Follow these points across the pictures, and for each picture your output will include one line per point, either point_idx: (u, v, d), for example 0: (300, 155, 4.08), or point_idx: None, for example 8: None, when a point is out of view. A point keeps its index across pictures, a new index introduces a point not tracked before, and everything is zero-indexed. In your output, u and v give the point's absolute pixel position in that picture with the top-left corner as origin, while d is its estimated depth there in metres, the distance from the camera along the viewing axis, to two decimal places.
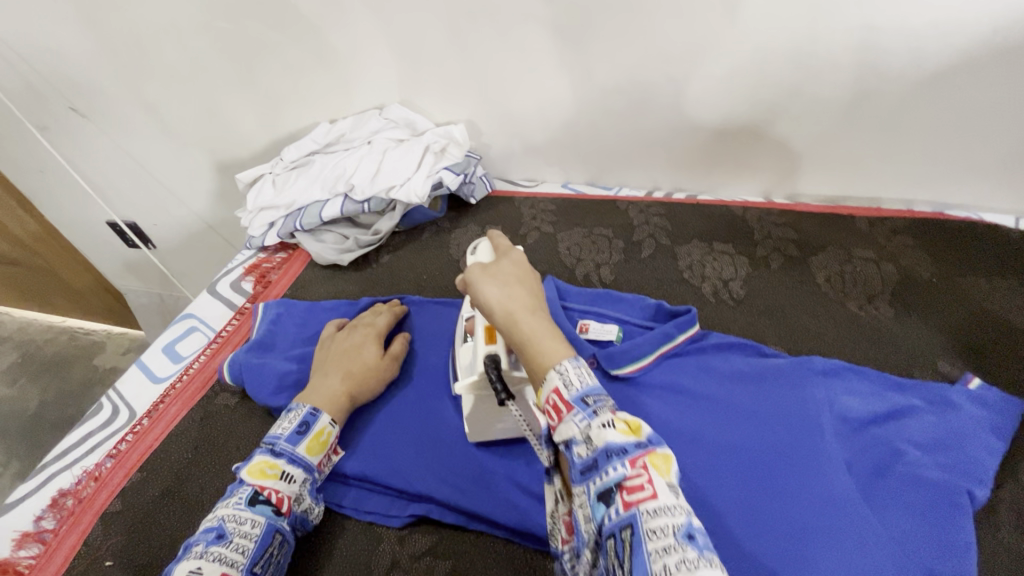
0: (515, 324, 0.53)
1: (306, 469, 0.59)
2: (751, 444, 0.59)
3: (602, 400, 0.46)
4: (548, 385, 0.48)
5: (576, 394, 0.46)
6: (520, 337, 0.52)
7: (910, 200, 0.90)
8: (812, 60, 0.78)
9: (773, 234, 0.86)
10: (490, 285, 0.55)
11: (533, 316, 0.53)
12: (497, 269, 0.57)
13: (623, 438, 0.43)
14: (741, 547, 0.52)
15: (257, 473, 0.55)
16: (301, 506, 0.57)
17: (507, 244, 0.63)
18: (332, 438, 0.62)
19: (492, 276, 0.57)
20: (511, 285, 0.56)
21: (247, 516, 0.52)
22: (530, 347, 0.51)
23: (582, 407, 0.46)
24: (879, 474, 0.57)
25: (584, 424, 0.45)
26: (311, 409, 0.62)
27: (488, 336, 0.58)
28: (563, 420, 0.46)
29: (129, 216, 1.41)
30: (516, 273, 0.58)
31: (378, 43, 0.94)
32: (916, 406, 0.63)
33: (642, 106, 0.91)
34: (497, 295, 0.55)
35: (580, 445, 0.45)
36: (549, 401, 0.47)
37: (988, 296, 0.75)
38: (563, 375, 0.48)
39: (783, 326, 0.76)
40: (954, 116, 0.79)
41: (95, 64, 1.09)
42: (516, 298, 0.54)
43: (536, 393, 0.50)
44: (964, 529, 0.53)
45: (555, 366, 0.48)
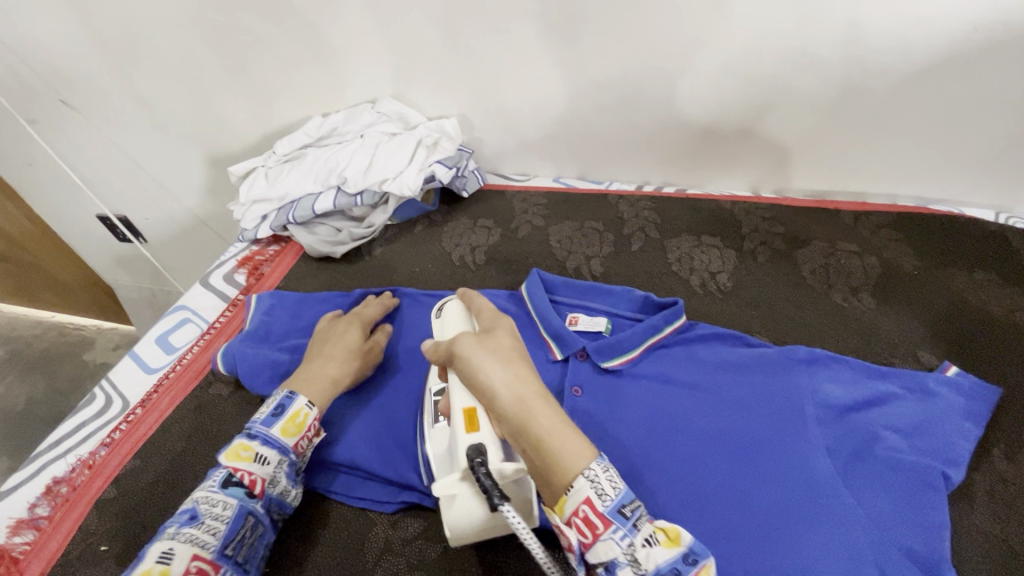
0: (527, 414, 0.48)
1: (282, 451, 0.58)
2: (735, 431, 0.60)
3: (638, 510, 0.44)
4: (575, 496, 0.44)
5: (614, 506, 0.43)
6: (536, 433, 0.47)
7: (893, 194, 0.92)
8: (798, 56, 0.80)
9: (760, 227, 0.87)
10: (494, 365, 0.51)
11: (548, 404, 0.48)
12: (498, 345, 0.54)
13: (668, 553, 0.43)
14: (723, 531, 0.54)
15: (232, 456, 0.56)
16: (276, 487, 0.57)
17: (490, 312, 0.62)
18: (309, 419, 0.61)
19: (493, 353, 0.53)
20: (515, 364, 0.52)
21: (219, 498, 0.53)
22: (548, 445, 0.46)
23: (621, 522, 0.43)
24: (857, 459, 0.58)
25: (627, 543, 0.43)
26: (287, 393, 0.62)
27: (468, 423, 0.54)
28: (601, 540, 0.43)
29: (120, 210, 1.41)
30: (516, 348, 0.54)
31: (371, 37, 0.94)
32: (896, 393, 0.64)
33: (632, 101, 0.92)
34: (502, 377, 0.50)
35: (626, 567, 0.43)
36: (580, 514, 0.43)
37: (966, 287, 0.77)
38: (594, 483, 0.44)
39: (769, 317, 0.77)
40: (935, 112, 0.81)
41: (85, 56, 1.09)
42: (523, 380, 0.50)
43: (551, 500, 0.46)
44: (936, 511, 0.55)
45: (583, 472, 0.44)
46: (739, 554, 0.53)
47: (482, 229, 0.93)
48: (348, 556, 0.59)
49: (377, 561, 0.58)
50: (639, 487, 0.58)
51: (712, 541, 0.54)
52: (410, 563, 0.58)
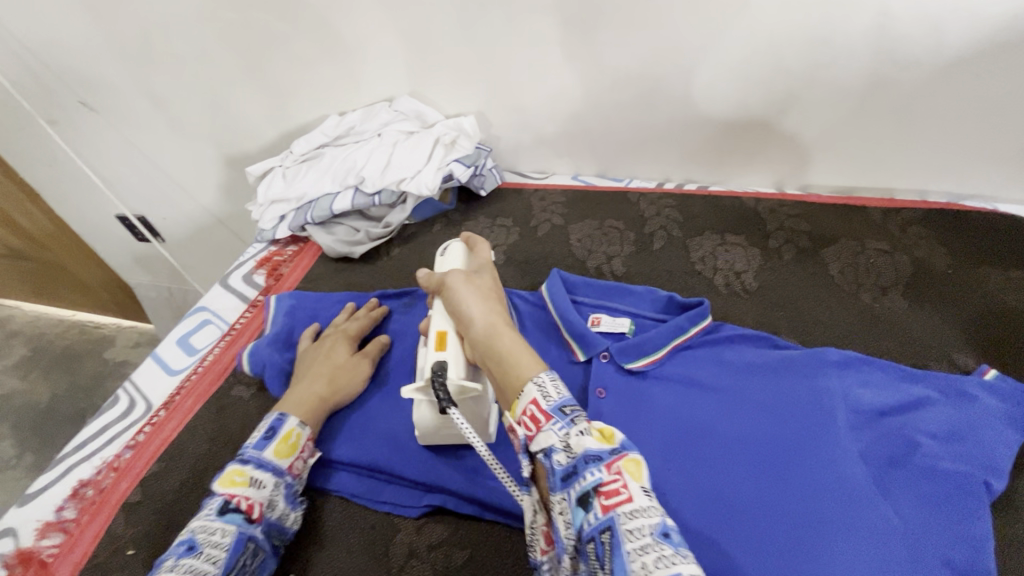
0: (499, 339, 0.56)
1: (277, 473, 0.59)
2: (763, 436, 0.59)
3: (577, 411, 0.48)
4: (525, 398, 0.50)
5: (555, 404, 0.48)
6: (500, 350, 0.55)
7: (923, 190, 0.89)
8: (826, 48, 0.78)
9: (786, 225, 0.85)
10: (474, 299, 0.61)
11: (513, 334, 0.57)
12: (481, 286, 0.64)
13: (598, 444, 0.45)
14: (753, 539, 0.53)
15: (226, 482, 0.56)
16: (273, 511, 0.57)
17: (480, 260, 0.70)
18: (302, 440, 0.62)
19: (475, 290, 0.63)
20: (492, 302, 0.61)
21: (216, 526, 0.52)
22: (511, 359, 0.54)
23: (560, 417, 0.48)
24: (891, 466, 0.57)
25: (563, 433, 0.47)
26: (278, 415, 0.63)
27: (439, 342, 0.60)
28: (540, 430, 0.48)
29: (139, 210, 1.42)
30: (493, 291, 0.65)
31: (387, 35, 0.93)
32: (931, 398, 0.62)
33: (653, 97, 0.90)
34: (482, 310, 0.59)
35: (559, 453, 0.46)
36: (527, 411, 0.49)
37: (1003, 287, 0.74)
38: (541, 387, 0.50)
39: (795, 317, 0.76)
40: (969, 104, 0.78)
41: (104, 57, 1.09)
42: (498, 314, 0.59)
43: (510, 406, 0.52)
44: (976, 520, 0.53)
45: (533, 378, 0.51)
46: (771, 563, 0.51)
47: (500, 228, 0.92)
48: (373, 560, 0.58)
49: (403, 566, 0.58)
50: (666, 492, 0.57)
51: (744, 549, 0.53)
52: (436, 568, 0.57)
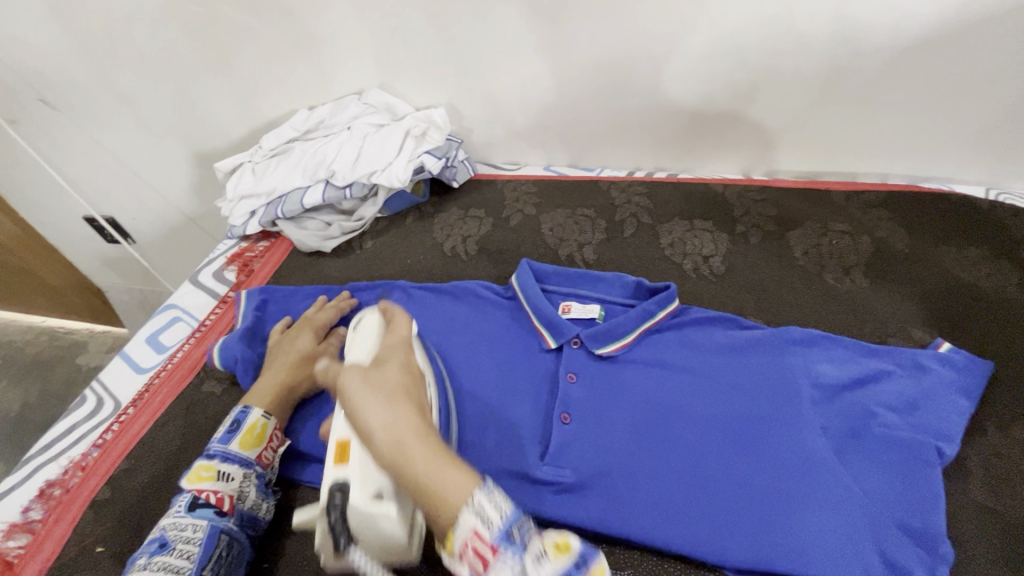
0: (405, 461, 0.43)
1: (245, 464, 0.59)
2: (730, 413, 0.61)
3: (525, 527, 0.41)
4: (462, 531, 0.40)
5: (500, 532, 0.40)
6: (414, 473, 0.43)
7: (885, 173, 0.92)
8: (786, 36, 0.79)
9: (752, 210, 0.87)
10: (370, 401, 0.46)
11: (428, 449, 0.44)
12: (382, 379, 0.49)
13: (559, 564, 0.39)
14: (723, 513, 0.55)
15: (193, 479, 0.56)
16: (246, 501, 0.58)
17: (393, 336, 0.57)
18: (268, 430, 0.62)
19: (371, 386, 0.48)
20: (397, 399, 0.47)
21: (187, 522, 0.53)
22: (428, 488, 0.42)
23: (509, 546, 0.40)
24: (852, 437, 0.59)
25: (517, 567, 0.39)
26: (242, 408, 0.63)
27: (338, 455, 0.51)
28: (489, 569, 0.39)
29: (107, 211, 1.39)
30: (403, 382, 0.50)
31: (355, 27, 0.93)
32: (889, 370, 0.64)
33: (622, 87, 0.91)
34: (379, 418, 0.45)
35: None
36: (469, 545, 0.40)
37: (957, 264, 0.77)
38: (479, 512, 0.40)
39: (762, 298, 0.77)
40: (924, 88, 0.81)
41: (64, 53, 1.07)
42: (404, 420, 0.45)
43: (443, 543, 0.42)
44: (932, 485, 0.55)
45: (467, 504, 0.41)
46: (739, 536, 0.54)
47: (473, 219, 0.93)
48: None
49: None
50: (637, 474, 0.58)
51: (712, 523, 0.55)
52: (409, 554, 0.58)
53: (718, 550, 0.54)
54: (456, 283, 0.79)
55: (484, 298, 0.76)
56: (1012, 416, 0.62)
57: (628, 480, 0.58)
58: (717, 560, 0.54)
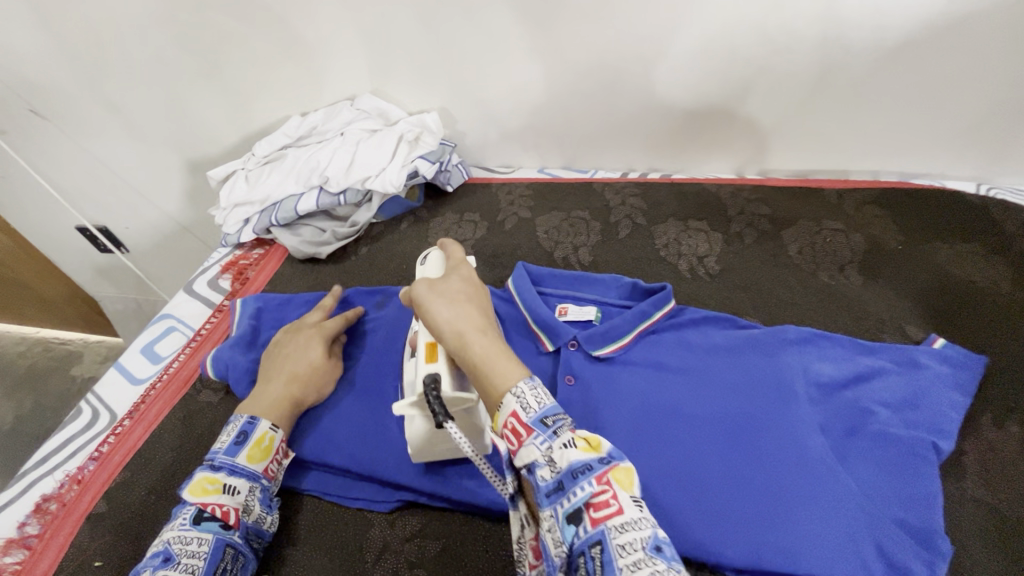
0: (465, 346, 0.52)
1: (251, 477, 0.58)
2: (727, 412, 0.61)
3: (561, 421, 0.45)
4: (504, 410, 0.47)
5: (536, 416, 0.45)
6: (473, 359, 0.51)
7: (877, 171, 0.92)
8: (777, 36, 0.80)
9: (746, 210, 0.87)
10: (440, 305, 0.54)
11: (486, 338, 0.52)
12: (448, 288, 0.57)
13: (585, 455, 0.43)
14: (721, 511, 0.55)
15: (198, 491, 0.55)
16: (251, 515, 0.57)
17: (458, 259, 0.64)
18: (275, 442, 0.61)
19: (440, 294, 0.56)
20: (461, 304, 0.55)
21: (192, 536, 0.52)
22: (482, 367, 0.50)
23: (541, 430, 0.45)
24: (848, 435, 0.59)
25: (545, 447, 0.44)
26: (248, 419, 0.62)
27: (429, 353, 0.56)
28: (523, 446, 0.45)
29: (100, 220, 1.38)
30: (465, 291, 0.57)
31: (347, 33, 0.92)
32: (884, 367, 0.64)
33: (614, 89, 0.91)
34: (446, 315, 0.54)
35: (543, 468, 0.44)
36: (507, 424, 0.46)
37: (950, 260, 0.78)
38: (519, 398, 0.46)
39: (757, 297, 0.78)
40: (915, 86, 0.81)
41: (54, 63, 1.06)
42: (466, 317, 0.54)
43: (491, 416, 0.49)
44: (928, 481, 0.56)
45: (512, 389, 0.47)
46: (737, 533, 0.54)
47: (468, 223, 0.93)
48: (347, 556, 0.58)
49: (376, 560, 0.58)
50: (636, 475, 0.58)
51: (711, 524, 0.55)
52: (410, 560, 0.57)
53: (716, 547, 0.54)
54: None
55: None
56: (1006, 411, 0.63)
57: None
58: (717, 561, 0.54)
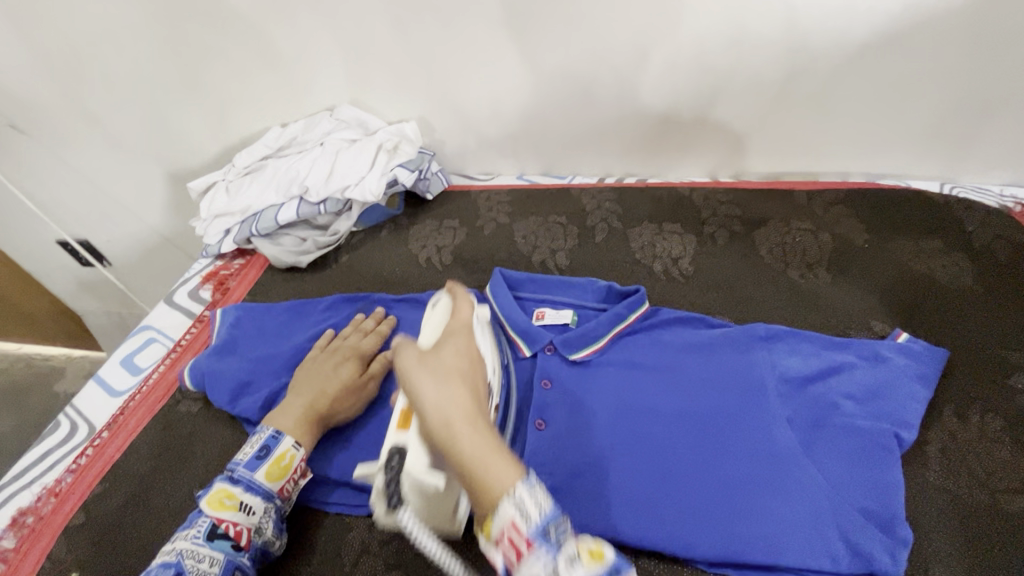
0: (452, 439, 0.44)
1: (266, 497, 0.58)
2: (699, 409, 0.62)
3: (562, 528, 0.40)
4: (500, 518, 0.40)
5: (537, 527, 0.40)
6: (461, 458, 0.43)
7: (845, 172, 0.95)
8: (742, 42, 0.82)
9: (719, 212, 0.90)
10: (425, 382, 0.47)
11: (478, 430, 0.44)
12: (438, 362, 0.48)
13: (591, 569, 0.39)
14: (693, 507, 0.57)
15: (215, 505, 0.56)
16: (262, 537, 0.57)
17: (461, 318, 0.56)
18: (296, 461, 0.61)
19: (430, 368, 0.48)
20: (452, 382, 0.47)
21: (204, 553, 0.53)
22: (473, 471, 0.42)
23: (544, 543, 0.39)
24: (817, 428, 0.61)
25: (549, 564, 0.39)
26: (273, 433, 0.62)
27: (401, 421, 0.56)
28: (523, 561, 0.39)
29: (81, 234, 1.37)
30: (459, 365, 0.49)
31: (325, 45, 0.94)
32: (851, 361, 0.66)
33: (588, 97, 0.94)
34: (432, 395, 0.46)
35: None
36: (504, 534, 0.40)
37: (914, 257, 0.80)
38: (518, 505, 0.40)
39: (728, 297, 0.80)
40: (876, 90, 0.84)
41: (33, 78, 1.06)
42: (455, 401, 0.45)
43: (479, 520, 0.43)
44: (891, 471, 0.57)
45: (509, 495, 0.40)
46: (709, 528, 0.55)
47: (447, 230, 0.94)
48: (326, 561, 0.59)
49: (354, 563, 0.58)
50: (610, 473, 0.59)
51: (683, 519, 0.56)
52: (387, 562, 0.58)
53: (689, 542, 0.55)
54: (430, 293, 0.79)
55: None
56: (967, 401, 0.65)
57: (602, 480, 0.59)
58: (689, 555, 0.55)
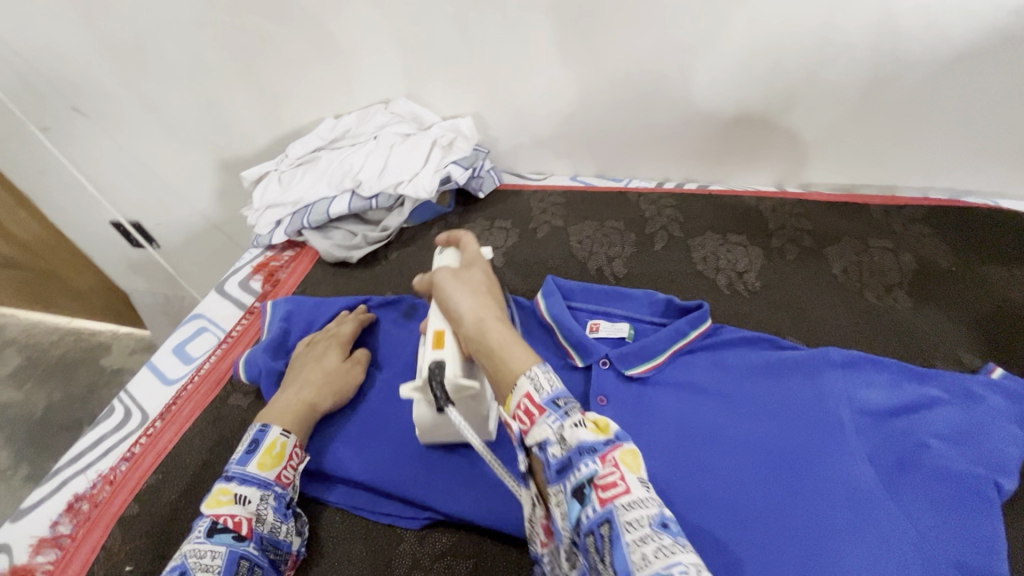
0: (484, 331, 0.51)
1: (262, 485, 0.57)
2: (769, 437, 0.58)
3: (571, 402, 0.44)
4: (517, 392, 0.45)
5: (549, 397, 0.44)
6: (492, 347, 0.49)
7: (926, 187, 0.88)
8: (826, 45, 0.77)
9: (788, 225, 0.85)
10: (461, 293, 0.55)
11: (504, 326, 0.51)
12: (470, 278, 0.57)
13: (593, 436, 0.42)
14: (766, 545, 0.52)
15: (211, 503, 0.54)
16: (264, 524, 0.55)
17: (475, 250, 0.64)
18: (288, 448, 0.60)
19: (463, 283, 0.57)
20: (481, 294, 0.55)
21: (206, 549, 0.51)
22: (501, 354, 0.48)
23: (554, 410, 0.44)
24: (900, 468, 0.56)
25: (556, 425, 0.43)
26: (261, 426, 0.61)
27: (435, 340, 0.55)
28: (533, 424, 0.43)
29: (132, 216, 1.40)
30: (485, 282, 0.58)
31: (384, 37, 0.92)
32: (937, 398, 0.61)
33: (653, 98, 0.89)
34: (467, 303, 0.54)
35: (554, 446, 0.42)
36: (521, 406, 0.44)
37: (1009, 284, 0.74)
38: (533, 380, 0.45)
39: (799, 317, 0.75)
40: (971, 101, 0.78)
41: (96, 62, 1.08)
42: (486, 306, 0.53)
43: (501, 402, 0.47)
44: (987, 523, 0.52)
45: (526, 372, 0.45)
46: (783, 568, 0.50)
47: (500, 231, 0.91)
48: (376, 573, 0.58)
49: None
50: (674, 498, 0.56)
51: (753, 559, 0.51)
52: None
53: None
54: None
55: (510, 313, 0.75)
56: None
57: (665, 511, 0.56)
58: None
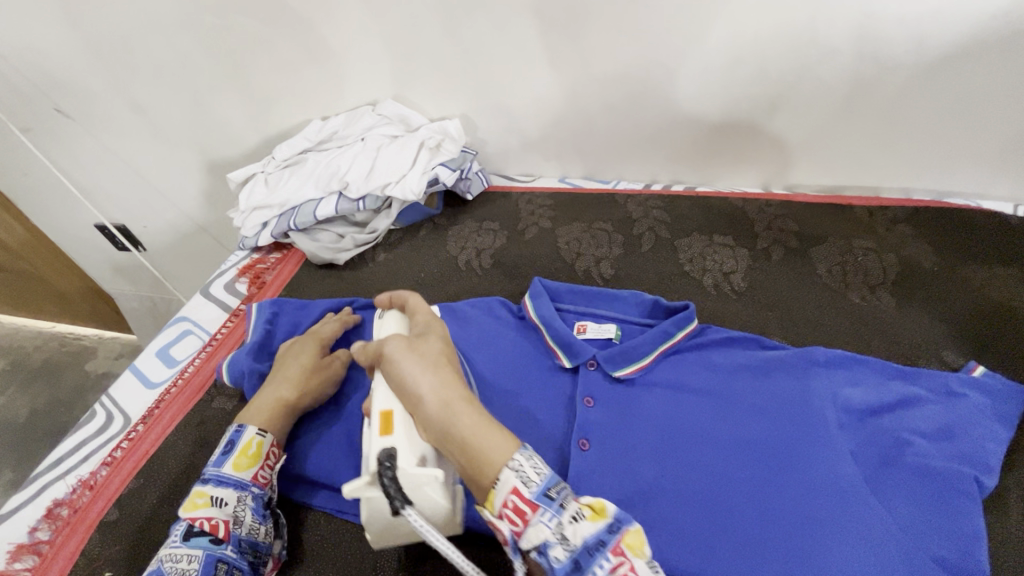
0: (452, 416, 0.49)
1: (238, 486, 0.57)
2: (754, 436, 0.59)
3: (561, 490, 0.45)
4: (502, 489, 0.45)
5: (540, 490, 0.44)
6: (462, 434, 0.48)
7: (909, 188, 0.89)
8: (810, 48, 0.78)
9: (774, 225, 0.85)
10: (420, 371, 0.52)
11: (472, 407, 0.50)
12: (427, 349, 0.55)
13: (594, 526, 0.43)
14: (750, 543, 0.53)
15: (187, 506, 0.54)
16: (242, 527, 0.55)
17: (422, 317, 0.63)
18: (264, 448, 0.60)
19: (420, 356, 0.54)
20: (440, 368, 0.53)
21: (182, 552, 0.51)
22: (473, 443, 0.47)
23: (547, 504, 0.44)
24: (884, 465, 0.57)
25: (555, 522, 0.43)
26: (236, 427, 0.61)
27: (383, 425, 0.52)
28: (529, 526, 0.43)
29: (118, 218, 1.38)
30: (442, 352, 0.56)
31: (371, 39, 0.92)
32: (919, 396, 0.62)
33: (639, 101, 0.90)
34: (428, 383, 0.51)
35: (557, 547, 0.43)
36: (509, 504, 0.44)
37: (990, 284, 0.75)
38: (519, 472, 0.45)
39: (785, 317, 0.75)
40: (952, 104, 0.79)
41: (80, 63, 1.07)
42: (449, 385, 0.51)
43: (483, 500, 0.46)
44: (967, 517, 0.53)
45: (509, 464, 0.45)
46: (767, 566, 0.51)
47: (487, 232, 0.91)
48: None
49: None
50: (659, 497, 0.56)
51: (739, 558, 0.52)
52: None
53: None
54: (469, 304, 0.77)
55: (498, 315, 0.75)
56: None
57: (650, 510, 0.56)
58: None
